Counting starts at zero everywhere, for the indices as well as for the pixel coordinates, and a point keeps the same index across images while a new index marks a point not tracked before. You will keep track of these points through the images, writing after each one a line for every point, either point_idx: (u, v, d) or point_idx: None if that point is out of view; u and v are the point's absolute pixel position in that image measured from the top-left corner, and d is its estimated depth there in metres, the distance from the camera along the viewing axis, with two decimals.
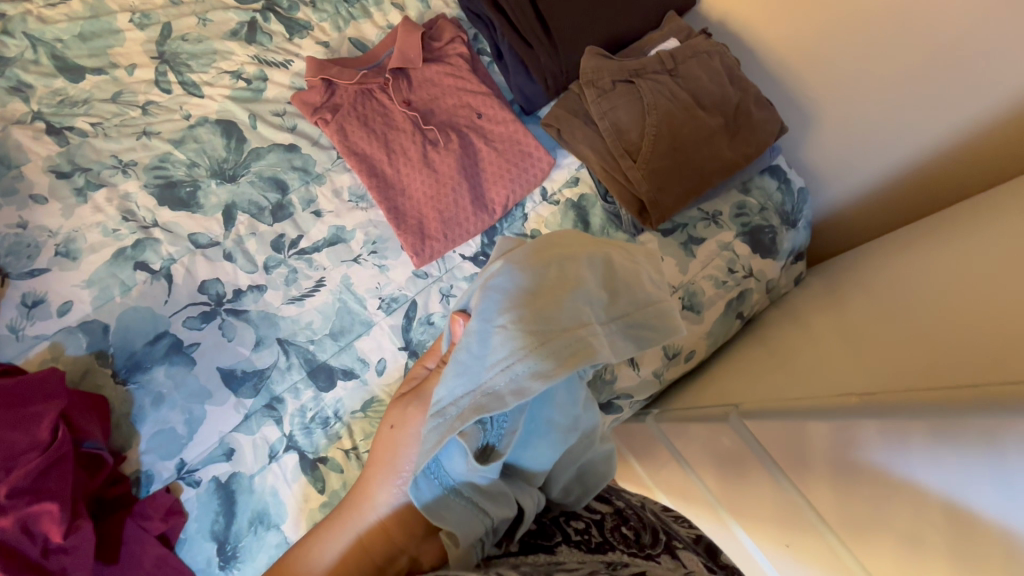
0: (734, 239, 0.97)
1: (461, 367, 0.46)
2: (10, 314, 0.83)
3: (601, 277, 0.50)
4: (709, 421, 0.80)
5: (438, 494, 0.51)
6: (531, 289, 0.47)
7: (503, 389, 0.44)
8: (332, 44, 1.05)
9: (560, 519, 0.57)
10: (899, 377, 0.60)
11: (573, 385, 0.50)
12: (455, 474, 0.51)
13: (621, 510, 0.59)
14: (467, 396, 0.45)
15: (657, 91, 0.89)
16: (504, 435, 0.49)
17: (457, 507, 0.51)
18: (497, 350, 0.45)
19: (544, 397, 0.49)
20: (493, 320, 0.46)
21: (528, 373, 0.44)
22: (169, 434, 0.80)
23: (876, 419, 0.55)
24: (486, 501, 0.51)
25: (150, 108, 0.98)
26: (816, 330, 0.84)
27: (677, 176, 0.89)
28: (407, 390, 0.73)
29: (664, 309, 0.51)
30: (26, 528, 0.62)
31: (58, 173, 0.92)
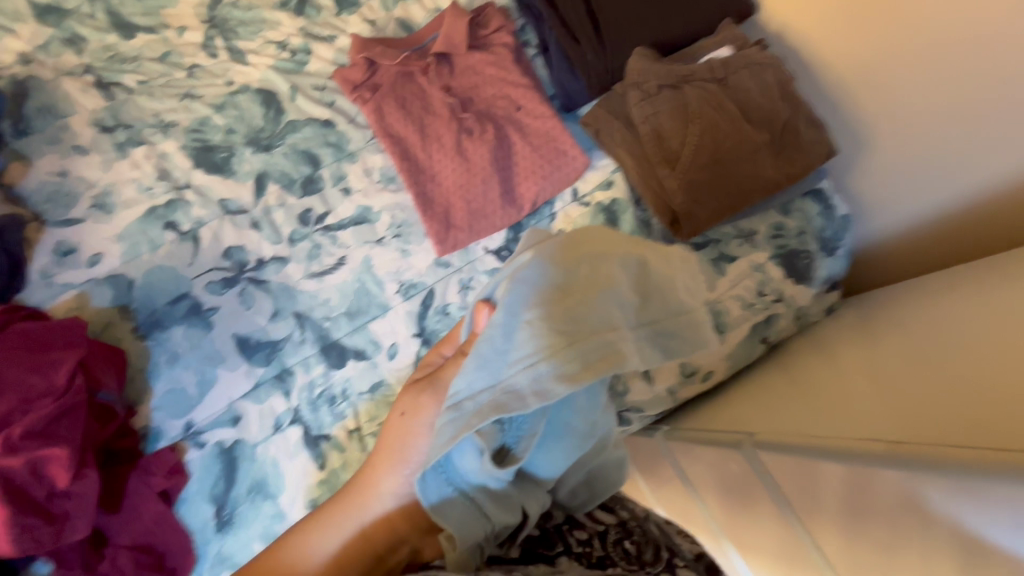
0: (768, 261, 0.94)
1: (483, 360, 0.45)
2: (43, 260, 0.85)
3: (633, 280, 0.48)
4: (718, 446, 0.77)
5: (443, 490, 0.50)
6: (562, 288, 0.46)
7: (525, 389, 0.43)
8: (378, 23, 1.04)
9: (563, 527, 0.55)
10: (930, 429, 0.56)
11: (594, 392, 0.48)
12: (462, 470, 0.50)
13: (626, 522, 0.57)
14: (487, 392, 0.44)
15: (704, 99, 0.86)
16: (522, 438, 0.47)
17: (461, 506, 0.50)
18: (520, 348, 0.44)
19: (564, 403, 0.48)
20: (519, 315, 0.45)
21: (550, 374, 0.43)
22: (180, 393, 0.81)
23: (893, 469, 0.52)
24: (493, 503, 0.50)
25: (195, 71, 0.99)
26: (845, 367, 0.80)
27: (717, 189, 0.86)
28: (421, 377, 0.72)
29: (696, 318, 0.49)
30: (35, 471, 0.63)
31: (102, 127, 0.94)
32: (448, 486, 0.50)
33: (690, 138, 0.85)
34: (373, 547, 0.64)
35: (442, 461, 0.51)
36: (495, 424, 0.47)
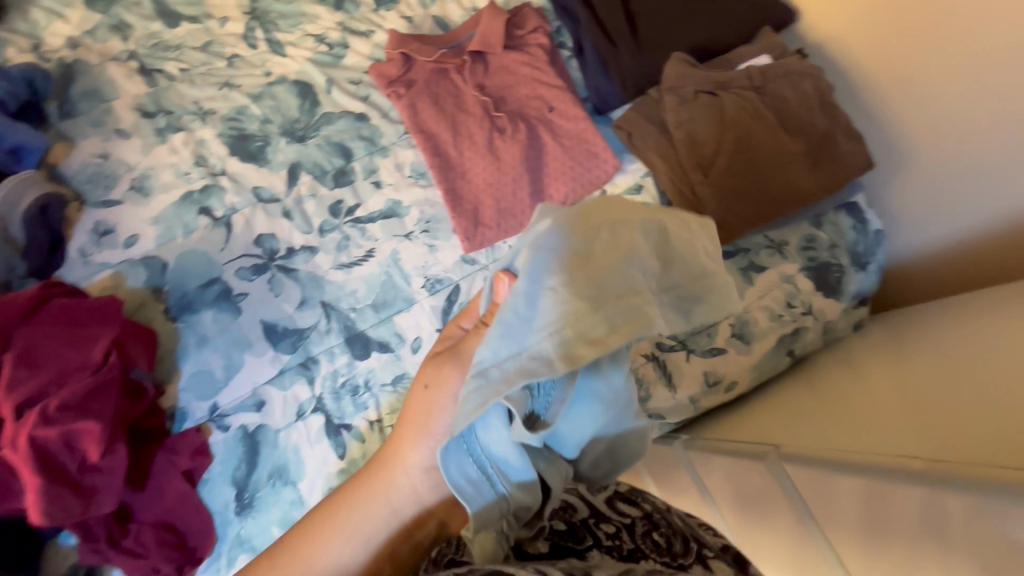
0: (798, 273, 0.92)
1: (506, 328, 0.41)
2: (82, 240, 0.87)
3: (654, 243, 0.45)
4: (742, 457, 0.76)
5: (464, 463, 0.49)
6: (586, 251, 0.42)
7: (552, 356, 0.40)
8: (415, 20, 1.06)
9: (589, 520, 0.54)
10: (959, 449, 0.55)
11: (619, 357, 0.47)
12: (485, 440, 0.48)
13: (652, 513, 0.54)
14: (512, 360, 0.40)
15: (740, 107, 0.85)
16: (552, 404, 0.45)
17: (482, 481, 0.48)
18: (546, 313, 0.40)
19: (591, 369, 0.46)
20: (544, 281, 0.41)
21: (579, 340, 0.40)
22: (207, 376, 0.82)
23: (918, 487, 0.51)
24: (513, 478, 0.49)
25: (235, 61, 1.01)
26: (875, 385, 0.78)
27: (750, 198, 0.85)
28: (442, 350, 0.66)
29: (721, 283, 0.47)
30: (68, 443, 0.64)
31: (143, 112, 0.96)
32: (468, 460, 0.49)
33: (724, 146, 0.85)
34: (397, 525, 0.62)
35: (462, 436, 0.48)
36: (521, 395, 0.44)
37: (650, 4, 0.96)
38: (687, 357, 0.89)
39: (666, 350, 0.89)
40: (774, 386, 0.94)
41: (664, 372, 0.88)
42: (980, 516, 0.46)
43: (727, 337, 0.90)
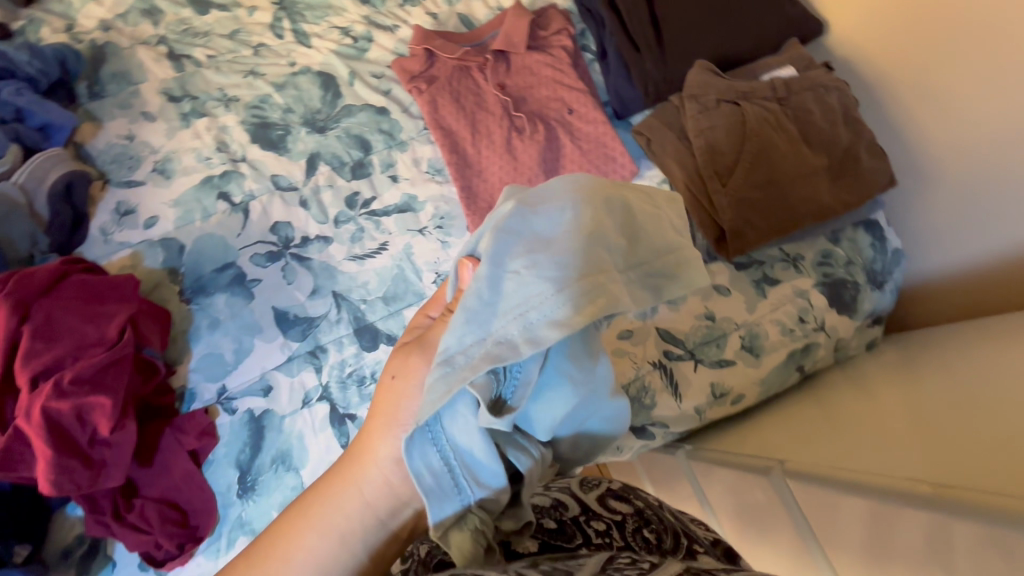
0: (812, 288, 0.91)
1: (469, 313, 0.40)
2: (103, 218, 0.89)
3: (617, 220, 0.43)
4: (746, 471, 0.75)
5: (430, 457, 0.44)
6: (547, 233, 0.41)
7: (517, 338, 0.38)
8: (440, 17, 1.06)
9: (580, 519, 0.58)
10: (967, 474, 0.53)
11: (591, 333, 0.44)
12: (452, 431, 0.44)
13: (643, 511, 0.58)
14: (477, 345, 0.39)
15: (762, 118, 0.85)
16: (519, 387, 0.42)
17: (449, 474, 0.44)
18: (511, 297, 0.39)
19: (561, 345, 0.43)
20: (506, 265, 0.40)
21: (543, 321, 0.38)
22: (217, 358, 0.84)
23: (923, 512, 0.50)
24: (483, 468, 0.44)
25: (261, 50, 1.03)
26: (886, 406, 0.76)
27: (767, 209, 0.84)
28: (410, 340, 0.60)
29: (686, 257, 0.44)
30: (80, 416, 0.66)
31: (169, 96, 0.98)
32: (432, 451, 0.44)
33: (744, 156, 0.84)
34: (374, 525, 0.55)
35: (426, 426, 0.44)
36: (486, 379, 0.41)
37: (676, 10, 0.95)
38: (695, 367, 0.88)
39: (674, 359, 0.88)
40: (782, 402, 0.93)
41: (671, 380, 0.87)
42: (986, 544, 0.44)
43: (736, 349, 0.89)
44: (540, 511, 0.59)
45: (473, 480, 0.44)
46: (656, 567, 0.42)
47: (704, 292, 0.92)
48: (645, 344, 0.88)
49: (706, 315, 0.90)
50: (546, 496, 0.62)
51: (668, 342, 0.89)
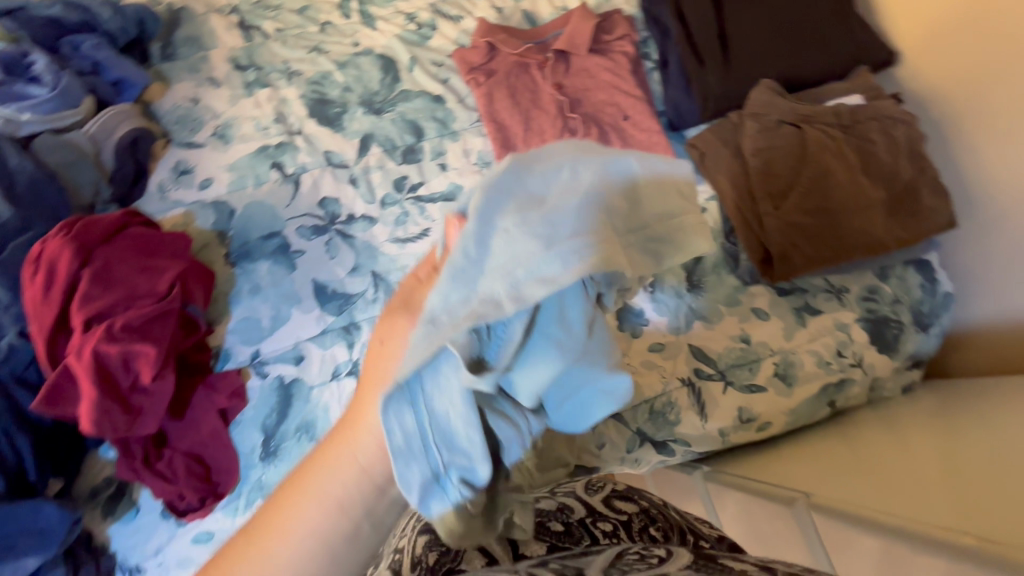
0: (854, 322, 0.89)
1: (451, 266, 0.34)
2: (162, 176, 0.92)
3: (620, 181, 0.38)
4: (769, 499, 0.73)
5: (403, 419, 0.35)
6: (542, 190, 0.36)
7: (503, 296, 0.33)
8: (505, 12, 1.07)
9: (586, 521, 0.64)
10: (1000, 528, 0.52)
11: (590, 296, 0.37)
12: (429, 392, 0.35)
13: (649, 509, 0.66)
14: (461, 304, 0.33)
15: (824, 144, 0.83)
16: (503, 347, 0.35)
17: (422, 442, 0.35)
18: (500, 252, 0.34)
19: (553, 303, 0.36)
20: (495, 218, 0.34)
21: (533, 278, 0.33)
22: (254, 323, 0.86)
23: (949, 561, 0.49)
24: (464, 439, 0.36)
25: (328, 28, 1.05)
26: (919, 453, 0.74)
27: (817, 237, 0.82)
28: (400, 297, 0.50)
29: (687, 221, 0.41)
30: (125, 362, 0.68)
31: (236, 65, 1.01)
32: (407, 415, 0.35)
33: (799, 181, 0.82)
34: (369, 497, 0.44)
35: (400, 389, 0.34)
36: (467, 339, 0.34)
37: (744, 27, 0.94)
38: (724, 389, 0.87)
39: (704, 378, 0.87)
40: (807, 437, 0.90)
41: (699, 399, 0.86)
42: None
43: (769, 375, 0.87)
44: (547, 514, 0.65)
45: (446, 453, 0.36)
46: (664, 561, 0.45)
47: (741, 314, 0.90)
48: (675, 359, 0.88)
49: (742, 337, 0.89)
50: (553, 500, 0.67)
51: (700, 361, 0.88)
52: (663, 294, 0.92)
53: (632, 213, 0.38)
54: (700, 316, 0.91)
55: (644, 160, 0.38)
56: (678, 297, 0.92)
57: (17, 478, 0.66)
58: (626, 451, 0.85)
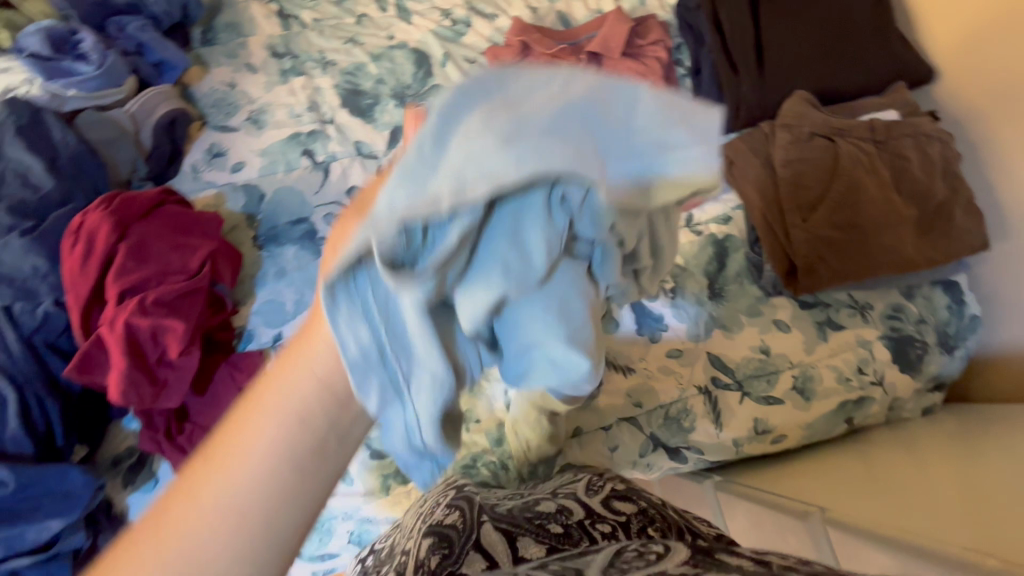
0: (876, 339, 0.88)
1: (400, 167, 0.27)
2: (196, 157, 0.93)
3: (620, 103, 0.30)
4: (783, 514, 0.72)
5: (349, 320, 0.30)
6: (520, 92, 0.28)
7: (446, 204, 0.26)
8: (539, 12, 1.08)
9: (585, 523, 0.63)
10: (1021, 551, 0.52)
11: (556, 225, 0.31)
12: (374, 298, 0.30)
13: (647, 509, 0.65)
14: (398, 210, 0.26)
15: (857, 158, 0.82)
16: (442, 260, 0.29)
17: (360, 355, 0.31)
18: (452, 150, 0.27)
19: (509, 223, 0.30)
20: (452, 117, 0.27)
21: (484, 181, 0.26)
22: (278, 306, 0.86)
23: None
24: (419, 353, 0.32)
25: (364, 21, 1.07)
26: (933, 474, 0.74)
27: (845, 251, 0.81)
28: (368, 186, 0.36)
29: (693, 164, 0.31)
30: (154, 336, 0.69)
31: (273, 52, 1.02)
32: (361, 327, 0.30)
33: (830, 194, 0.82)
34: (312, 456, 0.33)
35: (345, 287, 0.29)
36: (427, 255, 0.28)
37: (779, 36, 0.94)
38: (740, 399, 0.86)
39: (720, 387, 0.87)
40: (813, 454, 0.90)
41: (714, 408, 0.86)
42: None
43: (787, 388, 0.86)
44: (546, 517, 0.65)
45: (398, 370, 0.32)
46: (666, 559, 0.45)
47: (762, 325, 0.90)
48: (692, 366, 0.88)
49: (761, 349, 0.88)
50: (553, 503, 0.68)
51: (717, 369, 0.87)
52: (684, 301, 0.92)
53: (624, 153, 0.30)
54: (720, 325, 0.90)
55: (658, 92, 0.30)
56: (699, 304, 0.92)
57: (46, 443, 0.68)
58: (638, 456, 0.84)
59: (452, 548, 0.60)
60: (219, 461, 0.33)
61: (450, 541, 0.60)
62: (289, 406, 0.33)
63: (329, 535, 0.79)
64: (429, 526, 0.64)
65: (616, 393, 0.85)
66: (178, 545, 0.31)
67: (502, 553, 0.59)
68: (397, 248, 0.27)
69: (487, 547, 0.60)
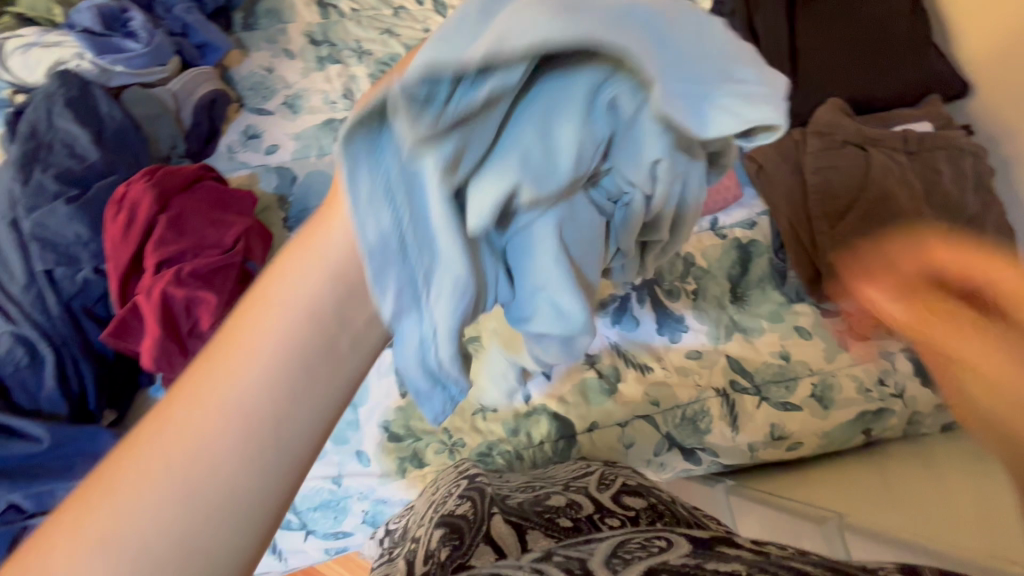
0: (898, 351, 0.87)
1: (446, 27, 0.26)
2: (231, 137, 0.95)
3: (684, 18, 0.30)
4: (807, 519, 0.73)
5: (368, 198, 0.27)
6: None
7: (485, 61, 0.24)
8: None
9: (594, 517, 0.63)
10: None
11: (592, 125, 0.30)
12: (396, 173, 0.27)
13: (656, 504, 0.65)
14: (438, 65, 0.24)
15: (888, 168, 0.82)
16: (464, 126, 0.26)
17: (376, 240, 0.28)
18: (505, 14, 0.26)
19: (545, 111, 0.29)
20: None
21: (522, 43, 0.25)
22: None
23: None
24: (441, 247, 0.30)
25: (401, 13, 1.09)
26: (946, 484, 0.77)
27: (873, 259, 0.80)
28: None
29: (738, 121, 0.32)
30: (187, 307, 0.70)
31: (311, 39, 1.05)
32: (381, 207, 0.28)
33: (859, 203, 0.82)
34: (321, 354, 0.31)
35: (367, 151, 0.27)
36: (464, 122, 0.27)
37: (814, 44, 0.94)
38: (758, 404, 0.86)
39: (738, 391, 0.86)
40: (826, 465, 0.90)
41: (731, 411, 0.86)
42: None
43: (805, 395, 0.86)
44: (556, 511, 0.64)
45: (419, 264, 0.30)
46: (669, 548, 0.46)
47: (783, 331, 0.89)
48: (711, 368, 0.88)
49: (781, 354, 0.88)
50: (563, 497, 0.68)
51: (736, 373, 0.87)
52: (705, 304, 0.92)
53: (687, 70, 0.29)
54: (740, 329, 0.90)
55: (726, 30, 0.31)
56: (720, 307, 0.92)
57: (79, 404, 0.69)
58: (652, 455, 0.85)
59: (462, 538, 0.59)
60: (224, 355, 0.30)
61: (460, 532, 0.59)
62: (292, 310, 0.30)
63: (343, 514, 0.80)
64: (441, 517, 0.64)
65: (634, 390, 0.86)
66: (183, 447, 0.29)
67: (512, 545, 0.58)
68: (424, 94, 0.24)
69: (496, 538, 0.59)
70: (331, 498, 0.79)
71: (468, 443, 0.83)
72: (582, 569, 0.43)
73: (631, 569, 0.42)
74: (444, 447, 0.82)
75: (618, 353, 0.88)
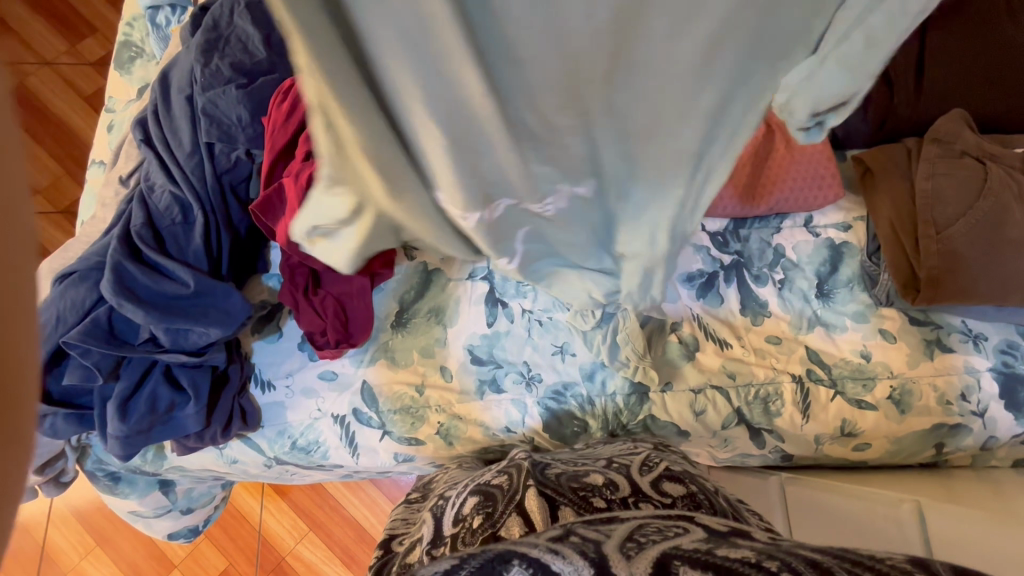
0: (986, 371, 0.86)
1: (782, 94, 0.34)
2: None
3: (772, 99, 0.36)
4: (872, 501, 0.76)
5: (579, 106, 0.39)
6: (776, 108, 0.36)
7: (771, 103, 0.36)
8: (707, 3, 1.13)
9: (629, 500, 0.62)
10: None
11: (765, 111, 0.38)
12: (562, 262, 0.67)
13: (695, 494, 0.64)
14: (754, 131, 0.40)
15: (1005, 183, 0.83)
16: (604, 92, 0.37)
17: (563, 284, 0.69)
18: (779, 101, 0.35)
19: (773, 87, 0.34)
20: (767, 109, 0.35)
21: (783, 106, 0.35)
22: None
23: None
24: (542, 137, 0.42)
25: None
26: (1009, 496, 0.78)
27: (966, 271, 0.82)
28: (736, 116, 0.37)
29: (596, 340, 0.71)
30: None
31: None
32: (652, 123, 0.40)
33: (970, 212, 0.83)
34: None
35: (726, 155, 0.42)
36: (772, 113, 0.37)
37: (947, 47, 0.91)
38: (832, 396, 0.86)
39: (814, 380, 0.87)
40: (885, 474, 0.89)
41: (804, 399, 0.86)
42: None
43: (883, 396, 0.86)
44: (592, 488, 0.64)
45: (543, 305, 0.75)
46: (685, 535, 0.45)
47: (866, 331, 0.90)
48: (789, 355, 0.89)
49: (862, 353, 0.88)
50: (601, 476, 0.67)
51: (813, 363, 0.88)
52: (791, 294, 0.93)
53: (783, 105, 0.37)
54: (823, 323, 0.91)
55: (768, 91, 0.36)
56: (804, 300, 0.92)
57: (214, 267, 0.83)
58: (719, 427, 0.87)
59: (495, 507, 0.61)
60: None
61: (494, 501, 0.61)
62: None
63: (420, 422, 0.83)
64: (477, 485, 0.67)
65: (711, 360, 0.88)
66: None
67: (540, 518, 0.57)
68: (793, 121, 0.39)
69: (529, 512, 0.58)
70: (411, 405, 0.83)
71: (545, 380, 0.86)
72: (597, 552, 0.40)
73: (643, 557, 0.40)
74: (522, 379, 0.85)
75: (698, 323, 0.91)
